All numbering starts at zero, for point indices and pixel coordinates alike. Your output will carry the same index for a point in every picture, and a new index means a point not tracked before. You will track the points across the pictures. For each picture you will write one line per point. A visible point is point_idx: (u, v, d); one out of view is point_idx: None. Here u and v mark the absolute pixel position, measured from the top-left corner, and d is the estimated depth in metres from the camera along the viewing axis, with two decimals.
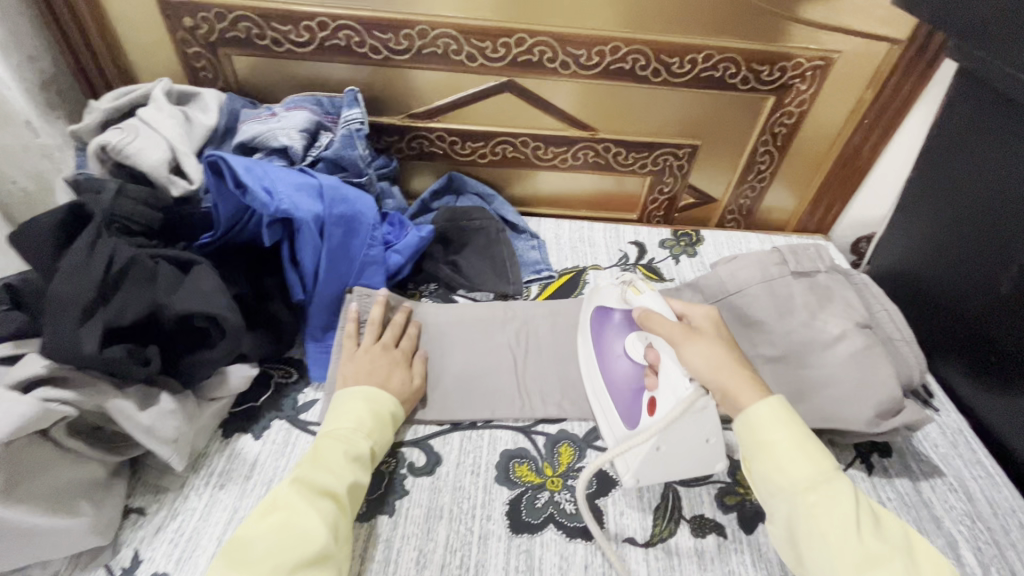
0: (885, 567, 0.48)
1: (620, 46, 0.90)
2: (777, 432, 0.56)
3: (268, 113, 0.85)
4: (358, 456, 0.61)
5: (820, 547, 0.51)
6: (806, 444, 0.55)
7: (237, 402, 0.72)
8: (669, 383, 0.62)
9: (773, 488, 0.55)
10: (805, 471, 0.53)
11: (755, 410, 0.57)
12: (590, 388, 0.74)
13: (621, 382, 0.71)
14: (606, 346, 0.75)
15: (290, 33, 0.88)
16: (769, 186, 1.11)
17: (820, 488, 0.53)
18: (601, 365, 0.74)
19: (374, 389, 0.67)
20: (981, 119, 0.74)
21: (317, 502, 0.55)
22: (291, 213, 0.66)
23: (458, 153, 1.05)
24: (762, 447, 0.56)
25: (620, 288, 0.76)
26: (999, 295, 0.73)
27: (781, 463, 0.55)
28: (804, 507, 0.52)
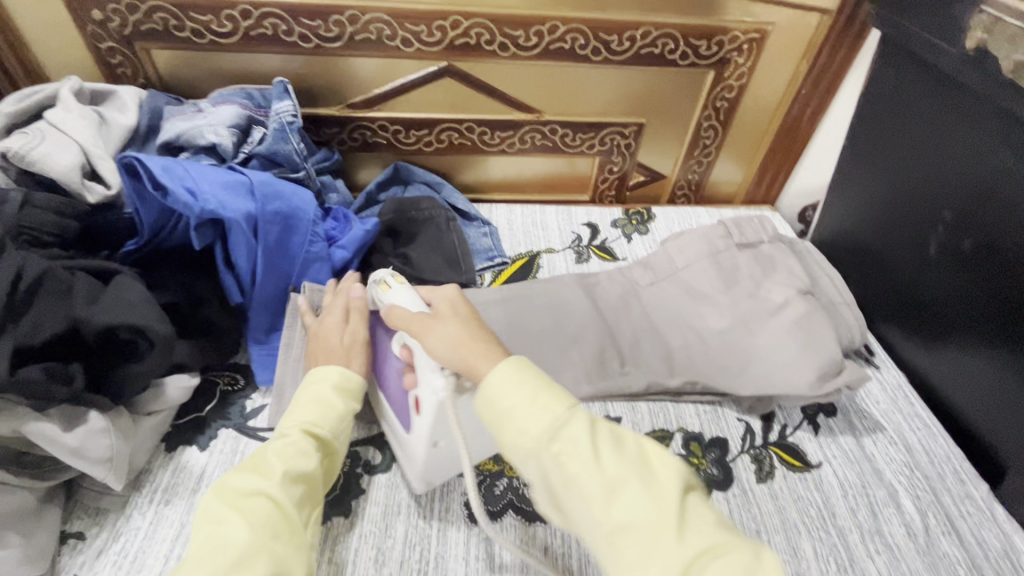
0: (623, 490, 0.45)
1: (558, 26, 0.88)
2: (512, 394, 0.50)
3: (193, 109, 0.81)
4: (289, 445, 0.55)
5: (575, 494, 0.46)
6: (539, 392, 0.50)
7: (179, 414, 0.69)
8: (426, 381, 0.57)
9: (522, 454, 0.49)
10: (539, 422, 0.48)
11: (494, 376, 0.51)
12: (377, 398, 0.69)
13: (396, 387, 0.64)
14: (384, 350, 0.67)
15: (211, 23, 0.83)
16: (715, 159, 1.12)
17: (560, 436, 0.48)
18: (381, 372, 0.68)
19: (319, 372, 0.62)
20: (904, 84, 0.76)
21: (241, 503, 0.50)
22: (218, 213, 0.63)
23: (402, 142, 1.02)
24: (501, 416, 0.50)
25: (375, 289, 0.68)
26: (928, 254, 0.76)
27: (519, 423, 0.49)
28: (552, 462, 0.47)
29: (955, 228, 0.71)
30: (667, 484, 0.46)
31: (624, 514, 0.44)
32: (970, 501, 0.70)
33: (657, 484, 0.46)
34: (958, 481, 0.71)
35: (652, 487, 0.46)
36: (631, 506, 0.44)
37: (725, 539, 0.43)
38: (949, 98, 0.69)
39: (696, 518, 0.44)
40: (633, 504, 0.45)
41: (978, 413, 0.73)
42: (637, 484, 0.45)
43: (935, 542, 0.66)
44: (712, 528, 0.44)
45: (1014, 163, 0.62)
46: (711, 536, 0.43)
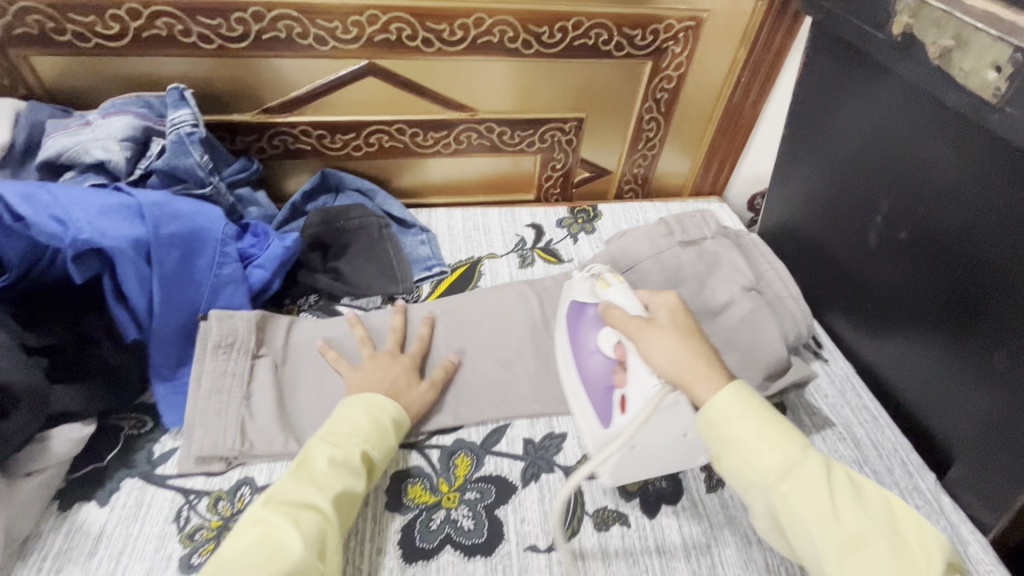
0: (863, 549, 0.46)
1: (484, 18, 0.83)
2: (739, 424, 0.51)
3: (79, 122, 0.73)
4: (346, 463, 0.57)
5: (804, 536, 0.47)
6: (768, 427, 0.51)
7: (76, 466, 0.62)
8: (636, 380, 0.57)
9: (746, 481, 0.51)
10: (774, 462, 0.50)
11: (714, 403, 0.52)
12: (568, 383, 0.70)
13: (597, 378, 0.65)
14: (582, 340, 0.69)
15: (95, 25, 0.75)
16: (660, 152, 1.09)
17: (792, 477, 0.49)
18: (578, 361, 0.69)
19: (377, 398, 0.64)
20: (836, 71, 0.74)
21: (296, 515, 0.52)
22: (95, 242, 0.58)
23: (328, 147, 0.95)
24: (727, 442, 0.52)
25: (590, 283, 0.70)
26: (868, 244, 0.75)
27: (751, 456, 0.50)
28: (781, 500, 0.49)
29: (892, 218, 0.70)
30: (914, 556, 0.45)
31: (862, 573, 0.45)
32: (918, 494, 0.69)
33: (903, 549, 0.46)
34: (906, 474, 0.71)
35: (897, 550, 0.46)
36: (874, 569, 0.44)
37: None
38: (880, 87, 0.68)
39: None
40: (877, 564, 0.45)
41: (920, 404, 0.72)
42: (884, 550, 0.45)
43: None
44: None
45: (945, 152, 0.60)
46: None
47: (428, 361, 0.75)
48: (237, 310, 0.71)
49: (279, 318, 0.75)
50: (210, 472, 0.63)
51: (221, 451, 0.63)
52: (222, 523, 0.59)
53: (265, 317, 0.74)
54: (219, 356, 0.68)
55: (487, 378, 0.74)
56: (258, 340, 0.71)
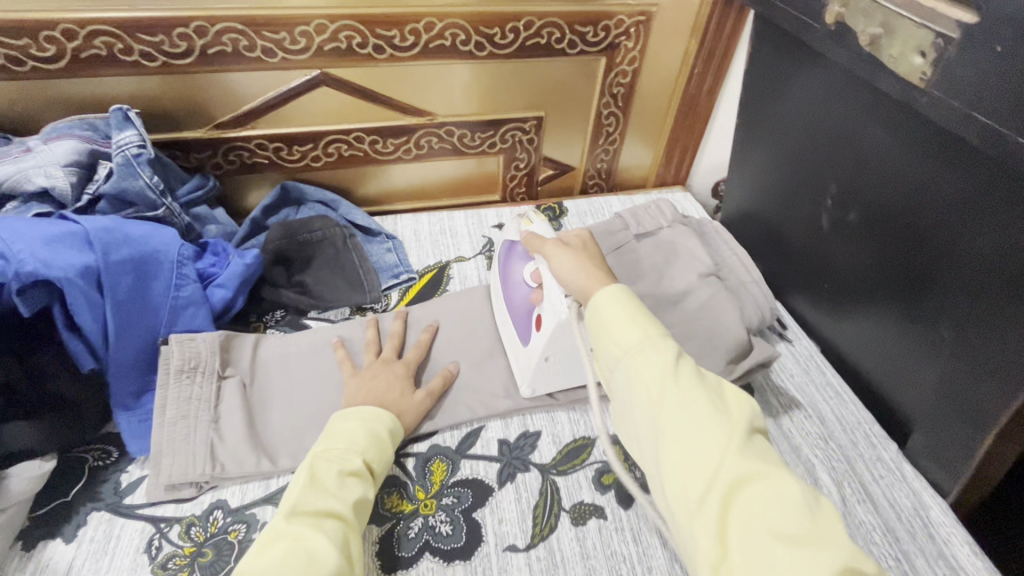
0: (693, 414, 0.44)
1: (434, 22, 0.83)
2: (611, 304, 0.51)
3: (20, 149, 0.70)
4: (356, 473, 0.57)
5: (642, 402, 0.47)
6: (638, 314, 0.51)
7: (39, 503, 0.60)
8: (550, 301, 0.63)
9: (609, 360, 0.50)
10: (631, 333, 0.49)
11: (599, 298, 0.53)
12: (502, 311, 0.78)
13: (520, 303, 0.72)
14: (509, 274, 0.75)
15: (31, 48, 0.73)
16: (621, 145, 1.10)
17: (645, 349, 0.48)
18: (507, 291, 0.75)
19: (368, 408, 0.63)
20: (780, 60, 0.76)
21: (321, 524, 0.51)
22: (41, 273, 0.56)
23: (286, 160, 0.94)
24: (599, 322, 0.52)
25: (518, 222, 0.75)
26: (821, 225, 0.77)
27: (611, 333, 0.50)
28: (630, 370, 0.48)
29: (840, 199, 0.72)
30: (739, 418, 0.45)
31: (684, 429, 0.44)
32: (881, 464, 0.71)
33: (730, 415, 0.45)
34: (869, 445, 0.73)
35: (721, 413, 0.44)
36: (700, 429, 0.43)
37: (778, 474, 0.41)
38: (818, 74, 0.70)
39: (759, 454, 0.42)
40: (701, 420, 0.44)
41: (879, 375, 0.75)
42: (713, 417, 0.44)
43: (852, 511, 0.67)
44: (770, 463, 0.42)
45: (882, 133, 0.62)
46: (757, 467, 0.41)
47: (427, 368, 0.75)
48: (199, 332, 0.70)
49: (245, 336, 0.74)
50: (181, 498, 0.62)
51: (192, 476, 0.62)
52: (196, 549, 0.58)
53: (229, 338, 0.72)
54: (183, 381, 0.67)
55: (459, 382, 0.74)
56: (223, 360, 0.70)
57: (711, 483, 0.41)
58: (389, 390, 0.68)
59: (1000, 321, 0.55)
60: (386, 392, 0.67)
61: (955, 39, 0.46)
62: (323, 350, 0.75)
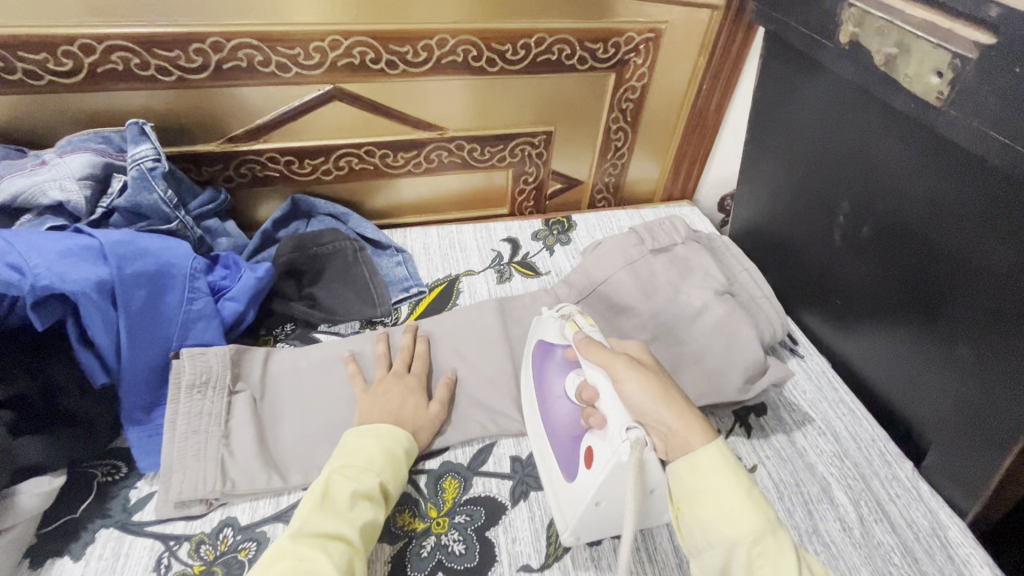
0: None
1: (446, 39, 0.84)
2: (717, 474, 0.49)
3: (35, 162, 0.71)
4: (369, 495, 0.56)
5: None
6: (747, 488, 0.48)
7: (47, 519, 0.60)
8: (609, 438, 0.52)
9: (708, 537, 0.47)
10: (748, 518, 0.46)
11: (702, 456, 0.50)
12: (535, 437, 0.67)
13: (563, 428, 0.63)
14: (548, 386, 0.67)
15: (47, 62, 0.73)
16: (629, 160, 1.10)
17: (763, 542, 0.46)
18: (544, 410, 0.66)
19: (386, 426, 0.63)
20: (791, 76, 0.77)
21: (326, 546, 0.50)
22: (55, 287, 0.56)
23: (297, 173, 0.94)
24: (696, 490, 0.49)
25: (561, 325, 0.67)
26: (834, 241, 0.77)
27: (717, 509, 0.47)
28: (744, 555, 0.46)
29: (853, 216, 0.72)
30: None
31: None
32: (897, 483, 0.70)
33: None
34: (884, 463, 0.72)
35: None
36: None
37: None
38: (831, 91, 0.70)
39: None
40: None
41: (893, 391, 0.74)
42: None
43: (870, 531, 0.66)
44: None
45: (898, 149, 0.62)
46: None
47: (435, 382, 0.75)
48: (209, 346, 0.70)
49: (255, 350, 0.74)
50: (190, 516, 0.61)
51: (202, 493, 0.61)
52: (205, 567, 0.57)
53: (240, 352, 0.72)
54: (194, 396, 0.66)
55: (470, 397, 0.74)
56: (234, 374, 0.70)
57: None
58: (401, 404, 0.67)
59: (1015, 342, 0.55)
60: (398, 406, 0.67)
61: (973, 60, 0.46)
62: (333, 364, 0.75)
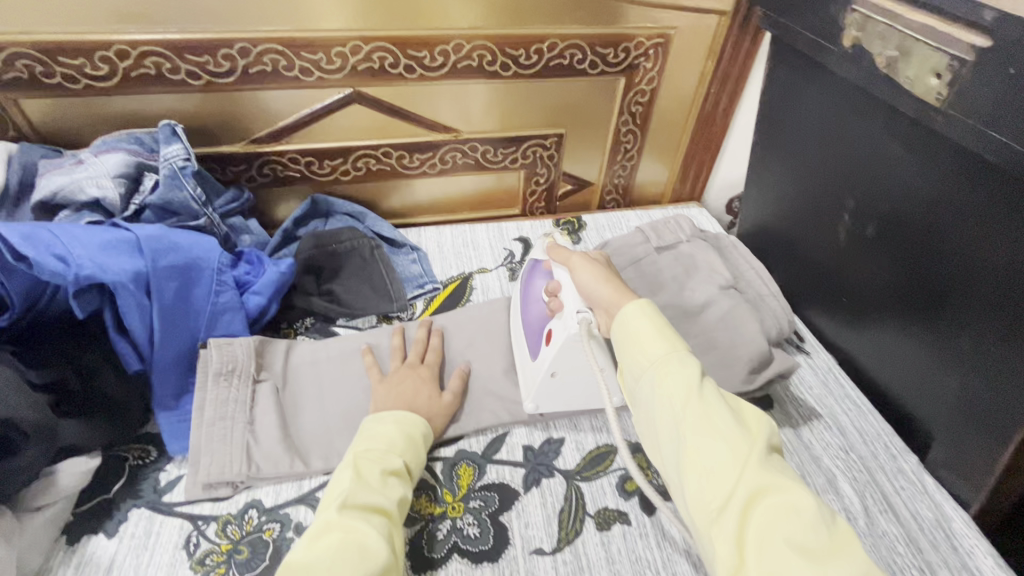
0: (715, 429, 0.46)
1: (462, 44, 0.87)
2: (636, 319, 0.55)
3: (72, 161, 0.74)
4: (397, 472, 0.59)
5: (666, 411, 0.49)
6: (664, 329, 0.54)
7: (82, 499, 0.63)
8: (564, 317, 0.65)
9: (634, 369, 0.53)
10: (659, 347, 0.52)
11: (627, 312, 0.56)
12: (517, 330, 0.79)
13: (536, 321, 0.73)
14: (527, 291, 0.77)
15: (85, 67, 0.77)
16: (638, 162, 1.13)
17: (671, 363, 0.51)
18: (524, 309, 0.77)
19: (403, 412, 0.65)
20: (796, 78, 0.79)
21: (370, 518, 0.53)
22: (96, 277, 0.59)
23: (317, 173, 0.97)
24: (623, 334, 0.55)
25: (543, 242, 0.79)
26: (839, 240, 0.79)
27: (637, 345, 0.53)
28: (657, 378, 0.51)
29: (858, 215, 0.74)
30: (759, 437, 0.47)
31: (705, 444, 0.46)
32: (902, 476, 0.72)
33: (750, 434, 0.47)
34: (889, 457, 0.74)
35: (742, 428, 0.47)
36: (719, 440, 0.45)
37: (791, 488, 0.43)
38: (837, 95, 0.72)
39: (779, 473, 0.44)
40: (723, 437, 0.46)
41: (898, 387, 0.76)
42: (732, 434, 0.46)
43: (874, 522, 0.67)
44: (789, 480, 0.44)
45: (902, 153, 0.64)
46: (771, 482, 0.43)
47: (449, 373, 0.77)
48: (235, 337, 0.73)
49: (278, 342, 0.76)
50: (217, 497, 0.64)
51: (229, 476, 0.64)
52: (232, 546, 0.60)
53: (263, 343, 0.75)
54: (221, 384, 0.69)
55: (483, 389, 0.76)
56: (258, 364, 0.73)
57: (727, 495, 0.43)
58: (418, 394, 0.70)
59: (1000, 316, 0.58)
60: (415, 396, 0.69)
61: (970, 62, 0.48)
62: (352, 356, 0.77)
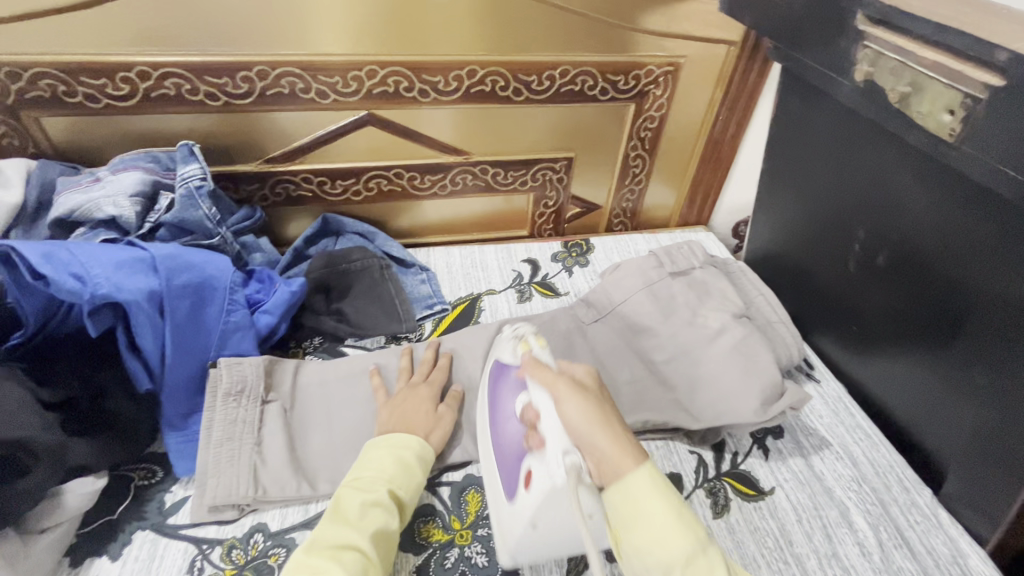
0: None
1: (476, 70, 0.89)
2: (645, 494, 0.48)
3: (90, 179, 0.76)
4: (378, 502, 0.57)
5: None
6: (678, 511, 0.48)
7: (86, 519, 0.62)
8: (546, 459, 0.53)
9: (647, 565, 0.46)
10: (681, 545, 0.46)
11: (633, 483, 0.48)
12: (486, 443, 0.67)
13: (509, 448, 0.61)
14: (499, 407, 0.64)
15: (106, 87, 0.79)
16: (646, 186, 1.14)
17: (696, 561, 0.45)
18: (496, 426, 0.64)
19: (397, 435, 0.64)
20: (807, 108, 0.80)
21: (339, 556, 0.52)
22: (113, 296, 0.59)
23: (328, 193, 0.98)
24: (628, 511, 0.48)
25: (514, 345, 0.68)
26: (850, 268, 0.79)
27: (654, 537, 0.46)
28: None
29: (869, 245, 0.74)
30: None
31: None
32: (916, 509, 0.71)
33: None
34: (903, 490, 0.73)
35: None
36: None
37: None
38: (848, 126, 0.73)
39: None
40: None
41: (911, 419, 0.75)
42: None
43: (889, 557, 0.66)
44: None
45: (915, 185, 0.65)
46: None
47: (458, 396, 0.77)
48: (245, 357, 0.73)
49: (287, 361, 0.76)
50: (222, 520, 0.63)
51: (235, 498, 0.63)
52: (237, 571, 0.59)
53: (273, 362, 0.75)
54: (230, 404, 0.69)
55: None
56: (267, 384, 0.72)
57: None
58: (426, 417, 0.69)
59: None
60: (425, 419, 0.69)
61: (982, 100, 0.48)
62: (360, 377, 0.77)
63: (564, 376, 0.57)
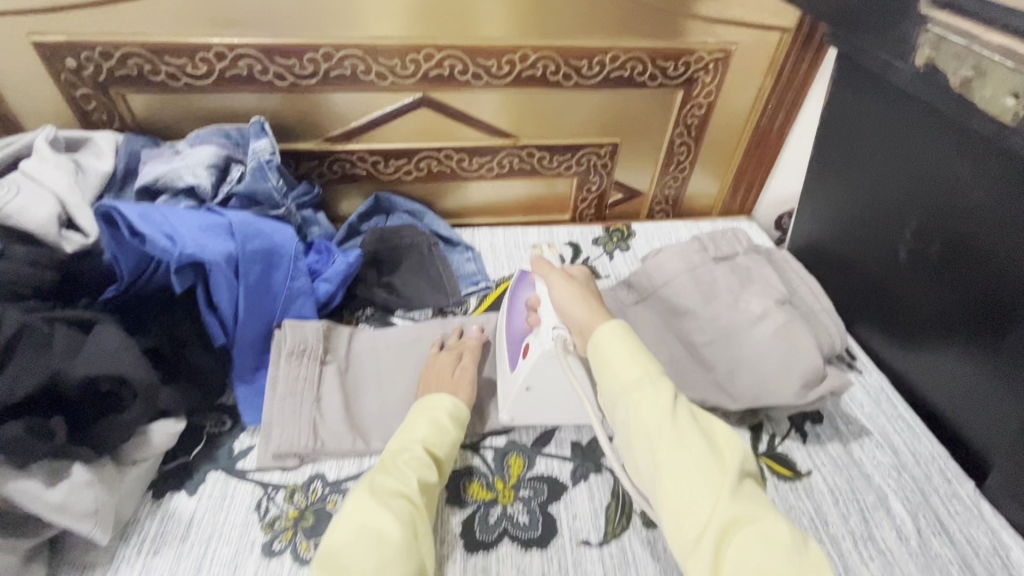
0: (685, 450, 0.48)
1: (529, 54, 0.91)
2: (608, 340, 0.57)
3: (171, 151, 0.82)
4: (419, 457, 0.61)
5: (639, 436, 0.51)
6: (636, 352, 0.56)
7: (166, 459, 0.68)
8: (542, 332, 0.67)
9: (608, 390, 0.55)
10: (632, 371, 0.54)
11: (599, 331, 0.59)
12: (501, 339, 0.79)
13: (517, 331, 0.75)
14: (516, 302, 0.78)
15: (186, 66, 0.85)
16: (690, 174, 1.14)
17: (643, 386, 0.53)
18: (509, 317, 0.78)
19: (439, 398, 0.68)
20: (861, 94, 0.80)
21: (390, 502, 0.55)
22: (198, 256, 0.65)
23: (381, 172, 1.03)
24: (597, 355, 0.57)
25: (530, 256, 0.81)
26: (899, 258, 0.78)
27: (613, 366, 0.55)
28: (630, 400, 0.53)
29: (921, 235, 0.74)
30: (731, 460, 0.48)
31: (678, 473, 0.47)
32: (957, 500, 0.70)
33: (722, 459, 0.48)
34: (944, 481, 0.72)
35: (714, 453, 0.48)
36: (688, 461, 0.47)
37: (765, 518, 0.44)
38: (904, 114, 0.73)
39: (751, 498, 0.46)
40: (696, 458, 0.48)
41: (954, 411, 0.75)
42: (704, 467, 0.47)
43: (927, 543, 0.66)
44: (760, 508, 0.45)
45: (969, 172, 0.65)
46: (748, 511, 0.44)
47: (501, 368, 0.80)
48: (306, 321, 0.78)
49: (343, 328, 0.81)
50: (285, 468, 0.68)
51: (297, 448, 0.68)
52: (299, 513, 0.64)
53: (330, 327, 0.80)
54: (292, 362, 0.74)
55: None
56: (325, 347, 0.77)
57: (703, 525, 0.44)
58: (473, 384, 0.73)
59: None
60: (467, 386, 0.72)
61: None
62: (410, 346, 0.81)
63: (561, 271, 0.71)
